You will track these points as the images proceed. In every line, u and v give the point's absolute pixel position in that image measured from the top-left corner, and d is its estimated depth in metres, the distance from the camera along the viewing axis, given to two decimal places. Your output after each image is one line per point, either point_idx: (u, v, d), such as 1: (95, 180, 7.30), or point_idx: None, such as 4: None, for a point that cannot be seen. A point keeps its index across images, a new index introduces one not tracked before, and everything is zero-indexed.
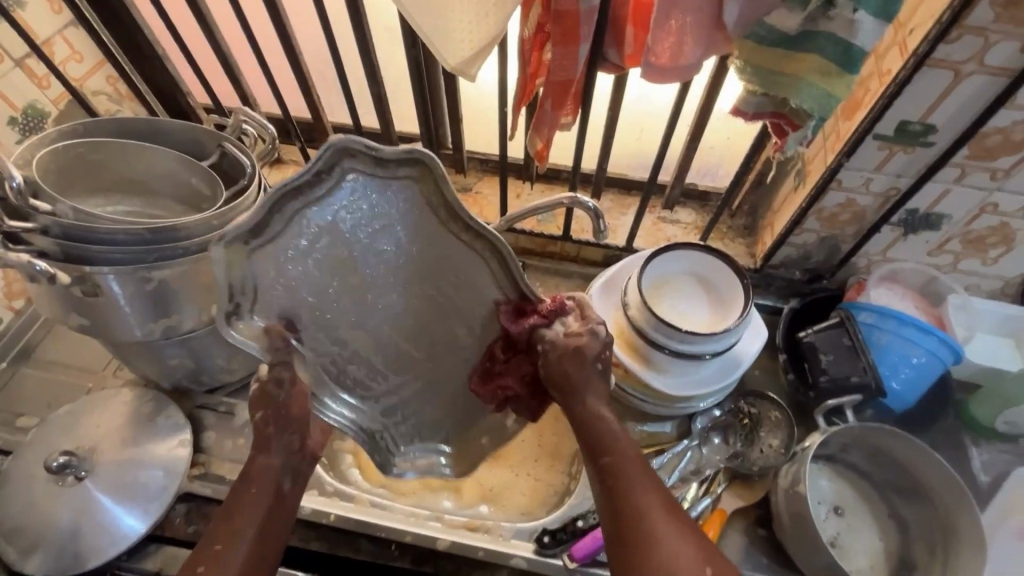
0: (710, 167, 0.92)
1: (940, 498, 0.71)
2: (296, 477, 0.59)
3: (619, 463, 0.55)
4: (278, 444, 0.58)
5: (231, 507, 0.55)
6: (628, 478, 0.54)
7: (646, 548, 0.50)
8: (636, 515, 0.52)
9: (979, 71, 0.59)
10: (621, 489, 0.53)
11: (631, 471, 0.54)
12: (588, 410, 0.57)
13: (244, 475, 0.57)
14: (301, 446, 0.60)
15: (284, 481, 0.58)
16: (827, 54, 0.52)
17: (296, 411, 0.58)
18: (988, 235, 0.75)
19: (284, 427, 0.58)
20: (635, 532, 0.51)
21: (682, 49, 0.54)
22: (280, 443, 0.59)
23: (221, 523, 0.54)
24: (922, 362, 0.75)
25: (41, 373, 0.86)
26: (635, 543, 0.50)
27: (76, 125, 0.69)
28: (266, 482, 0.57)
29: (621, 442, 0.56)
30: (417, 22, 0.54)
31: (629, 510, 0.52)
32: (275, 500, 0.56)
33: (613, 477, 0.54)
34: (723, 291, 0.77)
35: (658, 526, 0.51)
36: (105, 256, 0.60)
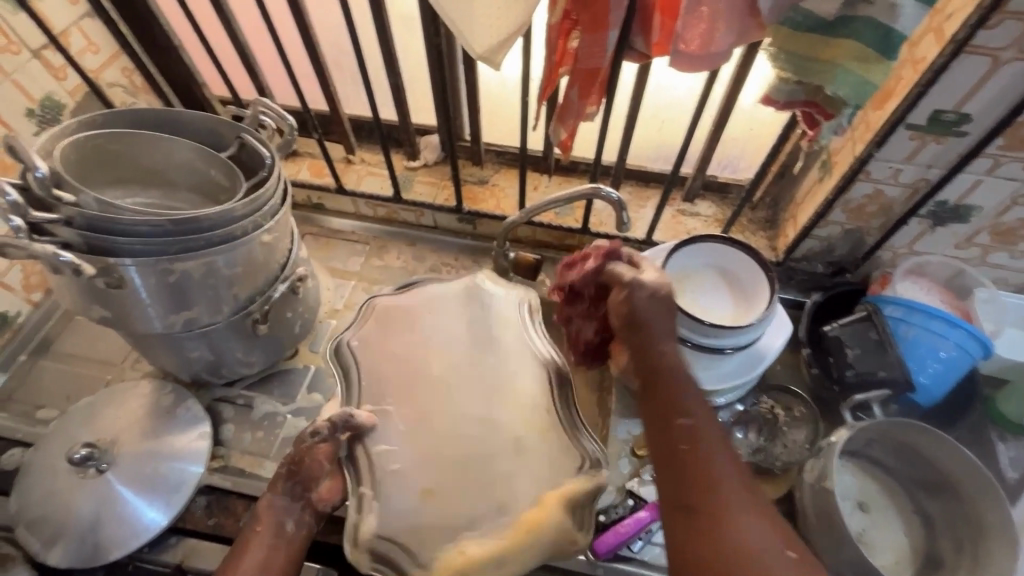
0: (730, 159, 0.90)
1: (968, 494, 0.70)
2: (301, 521, 0.54)
3: (693, 429, 0.49)
4: (284, 487, 0.55)
5: (236, 549, 0.52)
6: (703, 446, 0.48)
7: (719, 521, 0.44)
8: (708, 489, 0.45)
9: (1018, 58, 0.57)
10: (697, 456, 0.47)
11: (708, 437, 0.48)
12: (656, 362, 0.54)
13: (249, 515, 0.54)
14: (307, 494, 0.55)
15: (286, 522, 0.53)
16: (866, 40, 0.51)
17: (307, 461, 0.55)
18: (1018, 227, 0.73)
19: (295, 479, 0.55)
20: (706, 502, 0.45)
21: (714, 36, 0.52)
22: (285, 486, 0.55)
23: (225, 566, 0.51)
24: (951, 356, 0.74)
25: (60, 366, 0.86)
26: (705, 516, 0.44)
27: (96, 115, 0.68)
28: (270, 519, 0.53)
29: (698, 408, 0.50)
30: (443, 7, 0.53)
31: (702, 480, 0.46)
32: (275, 538, 0.52)
33: (686, 441, 0.48)
34: (748, 283, 0.76)
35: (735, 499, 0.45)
36: (127, 247, 0.59)
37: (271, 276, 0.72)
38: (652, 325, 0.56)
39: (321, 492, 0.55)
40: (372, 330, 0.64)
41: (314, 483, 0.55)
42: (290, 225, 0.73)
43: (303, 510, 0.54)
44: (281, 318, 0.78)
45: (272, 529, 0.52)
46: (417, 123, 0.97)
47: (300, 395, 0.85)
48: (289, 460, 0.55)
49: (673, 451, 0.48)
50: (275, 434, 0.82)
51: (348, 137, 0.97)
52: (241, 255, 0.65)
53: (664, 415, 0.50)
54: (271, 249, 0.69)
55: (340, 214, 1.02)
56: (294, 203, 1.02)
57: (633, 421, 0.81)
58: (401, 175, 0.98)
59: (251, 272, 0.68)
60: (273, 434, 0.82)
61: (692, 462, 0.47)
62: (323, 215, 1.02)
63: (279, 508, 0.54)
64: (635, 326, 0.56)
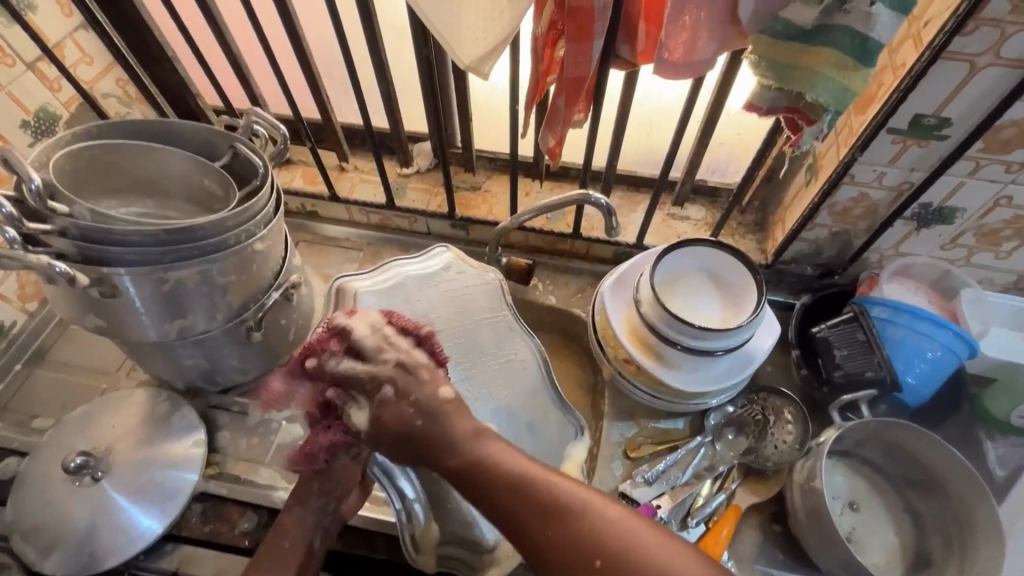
0: (719, 164, 0.91)
1: (957, 492, 0.71)
2: (324, 536, 0.65)
3: (527, 486, 0.48)
4: (315, 505, 0.64)
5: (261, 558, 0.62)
6: (542, 497, 0.47)
7: (548, 518, 0.46)
8: (527, 499, 0.47)
9: (995, 63, 0.58)
10: (509, 488, 0.49)
11: (540, 487, 0.48)
12: (464, 456, 0.52)
13: (279, 527, 0.64)
14: (335, 509, 0.65)
15: (314, 539, 0.64)
16: (843, 48, 0.52)
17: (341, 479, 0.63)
18: (1002, 228, 0.75)
19: (325, 490, 0.64)
20: (534, 514, 0.47)
21: (696, 44, 0.54)
22: (314, 504, 0.64)
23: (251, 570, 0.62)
24: (937, 356, 0.75)
25: (56, 375, 0.87)
26: (538, 517, 0.47)
27: (90, 127, 0.69)
28: (298, 536, 0.63)
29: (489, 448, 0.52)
30: (431, 21, 0.54)
31: (557, 535, 0.45)
32: (303, 558, 0.63)
33: (517, 500, 0.48)
34: (735, 287, 0.78)
35: (594, 522, 0.45)
36: (121, 257, 0.60)
37: (265, 284, 0.72)
38: (413, 421, 0.53)
39: (349, 504, 0.67)
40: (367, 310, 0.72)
41: (343, 498, 0.65)
42: (283, 233, 0.73)
43: (327, 524, 0.65)
44: (275, 324, 0.78)
45: (302, 545, 0.63)
46: (409, 130, 0.98)
47: None
48: (321, 481, 0.63)
49: (512, 514, 0.48)
50: (270, 440, 0.82)
51: (341, 146, 0.98)
52: (232, 265, 0.66)
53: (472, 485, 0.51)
54: (264, 257, 0.70)
55: (334, 221, 1.03)
56: (287, 211, 1.03)
57: (626, 424, 0.82)
58: (395, 182, 0.99)
59: (244, 280, 0.69)
60: (268, 440, 0.82)
61: (550, 518, 0.46)
62: (317, 222, 1.03)
63: (309, 524, 0.64)
64: (424, 448, 0.53)
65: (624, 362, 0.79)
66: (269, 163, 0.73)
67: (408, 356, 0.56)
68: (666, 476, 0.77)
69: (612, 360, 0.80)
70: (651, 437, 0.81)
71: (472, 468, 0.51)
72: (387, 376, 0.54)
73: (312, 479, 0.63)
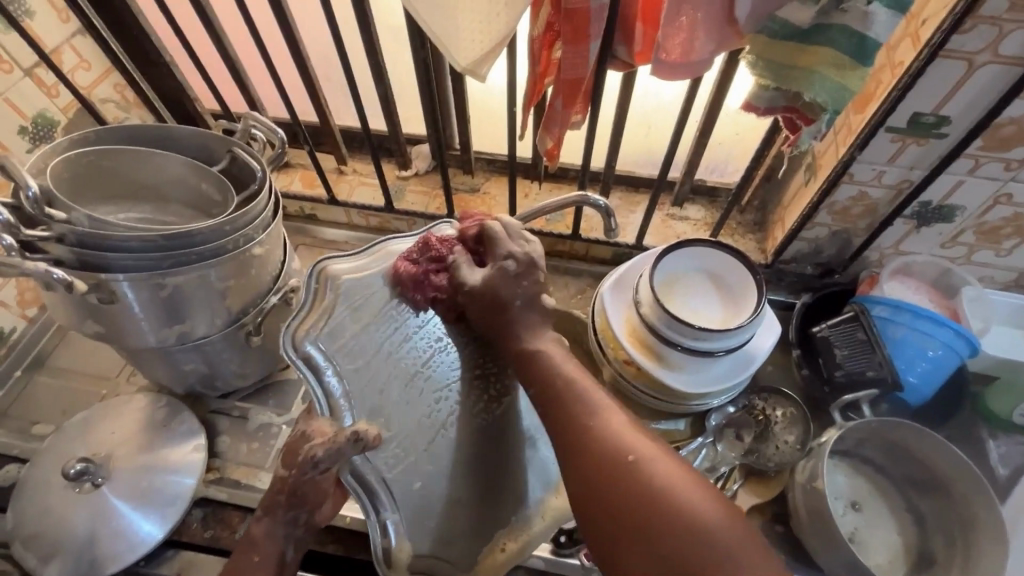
0: (718, 163, 0.91)
1: (960, 492, 0.71)
2: (299, 548, 0.60)
3: (576, 388, 0.50)
4: (284, 517, 0.58)
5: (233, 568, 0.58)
6: (585, 401, 0.49)
7: (586, 416, 0.48)
8: (576, 394, 0.50)
9: (993, 61, 0.58)
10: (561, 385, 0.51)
11: (591, 393, 0.50)
12: (522, 350, 0.54)
13: (248, 540, 0.59)
14: (308, 520, 0.59)
15: (286, 551, 0.59)
16: (840, 47, 0.52)
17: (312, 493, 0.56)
18: (1002, 226, 0.74)
19: (297, 503, 0.57)
20: (574, 409, 0.49)
21: (693, 45, 0.53)
22: (284, 516, 0.58)
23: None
24: (938, 355, 0.74)
25: (55, 381, 0.87)
26: (578, 413, 0.48)
27: (88, 133, 0.69)
28: (269, 549, 0.59)
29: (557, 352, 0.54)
30: (427, 24, 0.53)
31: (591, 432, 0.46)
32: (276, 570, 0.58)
33: (563, 397, 0.50)
34: (736, 287, 0.77)
35: (623, 434, 0.46)
36: (120, 263, 0.60)
37: (264, 289, 0.72)
38: (514, 300, 0.54)
39: (324, 513, 0.60)
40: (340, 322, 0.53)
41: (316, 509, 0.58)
42: (281, 236, 0.73)
43: (300, 536, 0.60)
44: (274, 329, 0.78)
45: (273, 559, 0.59)
46: (407, 133, 0.98)
47: (295, 406, 0.85)
48: (289, 495, 0.56)
49: (554, 402, 0.50)
50: (270, 444, 0.82)
51: (340, 148, 0.98)
52: (231, 269, 0.65)
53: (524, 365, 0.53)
54: (263, 261, 0.70)
55: (332, 224, 1.03)
56: (286, 215, 1.03)
57: None
58: (393, 185, 0.99)
59: (243, 285, 0.69)
60: (268, 444, 0.82)
61: (588, 416, 0.48)
62: (316, 225, 1.03)
63: (280, 535, 0.59)
64: (501, 322, 0.54)
65: (625, 363, 0.79)
66: (267, 167, 0.73)
67: (536, 254, 0.57)
68: None
69: (612, 361, 0.80)
70: None
71: (524, 360, 0.53)
72: (516, 255, 0.56)
73: (279, 493, 0.57)
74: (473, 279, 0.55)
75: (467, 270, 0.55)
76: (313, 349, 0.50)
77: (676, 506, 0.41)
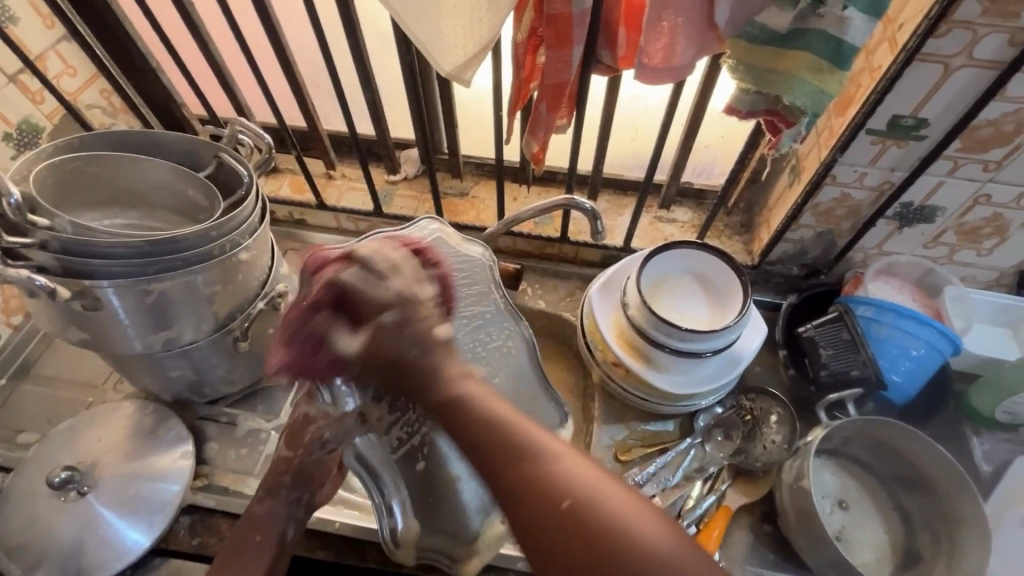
0: (705, 166, 0.92)
1: (944, 488, 0.72)
2: (299, 527, 0.64)
3: (517, 429, 0.41)
4: (286, 496, 0.64)
5: (236, 551, 0.62)
6: (530, 443, 0.40)
7: (516, 455, 0.40)
8: (501, 432, 0.41)
9: (968, 64, 0.59)
10: (483, 422, 0.42)
11: (518, 426, 0.42)
12: (446, 394, 0.45)
13: (249, 520, 0.63)
14: (308, 500, 0.65)
15: (287, 531, 0.63)
16: (818, 51, 0.52)
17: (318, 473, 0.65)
18: (982, 226, 0.76)
19: (301, 482, 0.65)
20: (499, 451, 0.41)
21: (675, 49, 0.54)
22: (286, 495, 0.64)
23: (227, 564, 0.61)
24: (922, 354, 0.75)
25: (41, 389, 0.86)
26: (504, 456, 0.40)
27: (72, 139, 0.69)
28: (270, 530, 0.63)
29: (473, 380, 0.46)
30: (411, 30, 0.54)
31: (522, 475, 0.39)
32: (276, 549, 0.62)
33: (505, 443, 0.41)
34: (722, 288, 0.78)
35: (578, 475, 0.38)
36: (103, 269, 0.60)
37: (251, 294, 0.72)
38: (405, 350, 0.47)
39: (323, 494, 0.66)
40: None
41: (314, 488, 0.65)
42: (268, 241, 0.73)
43: (301, 516, 0.64)
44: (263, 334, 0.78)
45: (274, 538, 0.63)
46: (395, 137, 0.98)
47: (284, 411, 0.85)
48: (293, 473, 0.64)
49: (477, 446, 0.42)
50: (259, 450, 0.82)
51: (328, 153, 0.98)
52: (217, 275, 0.65)
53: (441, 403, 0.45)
54: (250, 267, 0.70)
55: (321, 228, 1.03)
56: (274, 220, 1.03)
57: (616, 427, 0.82)
58: (382, 190, 0.99)
59: (230, 291, 0.69)
60: (257, 451, 0.82)
61: (518, 456, 0.40)
62: (305, 230, 1.03)
63: (283, 516, 0.63)
64: (407, 375, 0.46)
65: (613, 365, 0.79)
66: (254, 172, 0.73)
67: (412, 285, 0.51)
68: (656, 479, 0.77)
69: (601, 363, 0.80)
70: (641, 440, 0.82)
71: (458, 406, 0.44)
72: (389, 300, 0.49)
73: (283, 473, 0.64)
74: (351, 344, 0.50)
75: (338, 332, 0.51)
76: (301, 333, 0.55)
77: (627, 545, 0.35)
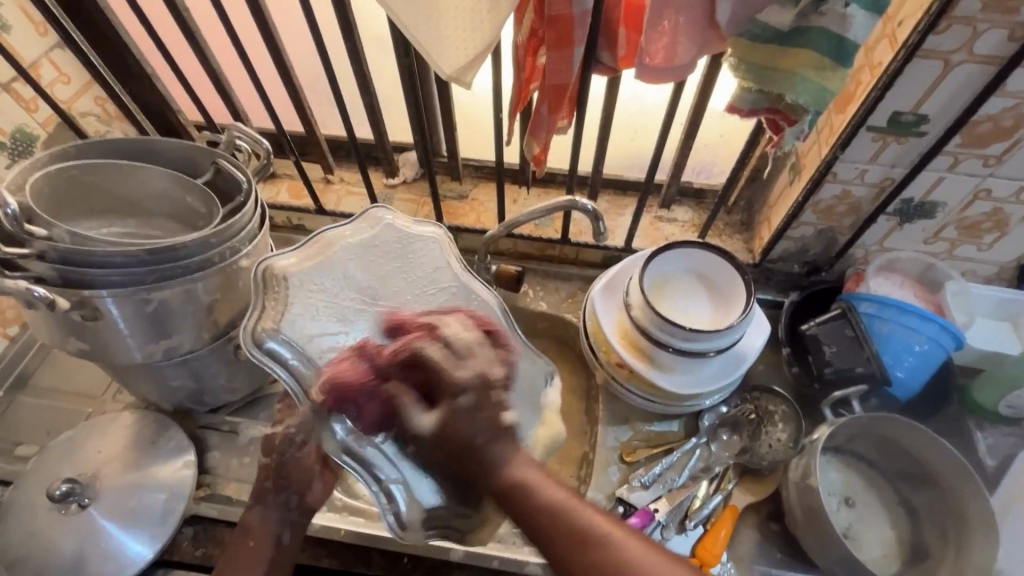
0: (704, 165, 0.92)
1: (949, 483, 0.72)
2: (294, 532, 0.63)
3: (576, 519, 0.44)
4: (276, 501, 0.64)
5: (230, 558, 0.61)
6: (596, 530, 0.44)
7: (584, 543, 0.43)
8: (568, 523, 0.44)
9: (968, 60, 0.59)
10: (549, 515, 0.44)
11: (578, 515, 0.44)
12: (507, 479, 0.45)
13: (242, 528, 0.63)
14: (298, 501, 0.64)
15: (282, 534, 0.63)
16: (821, 49, 0.52)
17: (295, 472, 0.64)
18: (982, 221, 0.76)
19: (283, 485, 0.65)
20: (569, 541, 0.43)
21: (676, 49, 0.54)
22: (277, 499, 0.64)
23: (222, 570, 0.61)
24: (925, 349, 0.75)
25: (40, 401, 0.85)
26: (573, 547, 0.43)
27: (68, 147, 0.68)
28: (264, 534, 0.62)
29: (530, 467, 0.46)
30: (411, 32, 0.53)
31: (591, 565, 0.42)
32: (271, 551, 0.61)
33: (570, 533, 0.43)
34: (725, 288, 0.78)
35: (637, 556, 0.42)
36: (103, 279, 0.59)
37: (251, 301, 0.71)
38: (477, 438, 0.45)
39: (315, 494, 0.65)
40: (294, 313, 0.58)
41: (303, 489, 0.64)
42: (268, 248, 0.72)
43: (295, 519, 0.64)
44: None
45: (270, 541, 0.62)
46: (394, 141, 0.98)
47: None
48: (276, 477, 0.65)
49: (545, 538, 0.44)
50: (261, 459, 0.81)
51: (326, 158, 0.97)
52: (218, 282, 0.65)
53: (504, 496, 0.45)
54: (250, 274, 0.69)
55: None
56: (273, 225, 1.02)
57: (620, 428, 0.82)
58: (381, 193, 0.99)
59: (230, 298, 0.68)
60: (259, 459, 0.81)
61: (583, 545, 0.43)
62: (303, 235, 1.02)
63: (274, 519, 0.63)
64: (473, 459, 0.45)
65: (617, 366, 0.79)
66: (253, 179, 0.72)
67: (488, 365, 0.47)
68: (662, 479, 0.77)
69: (604, 364, 0.80)
70: (645, 440, 0.81)
71: (521, 492, 0.44)
72: (470, 382, 0.46)
73: (266, 477, 0.66)
74: (422, 423, 0.47)
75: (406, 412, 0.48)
76: (272, 345, 0.56)
77: None
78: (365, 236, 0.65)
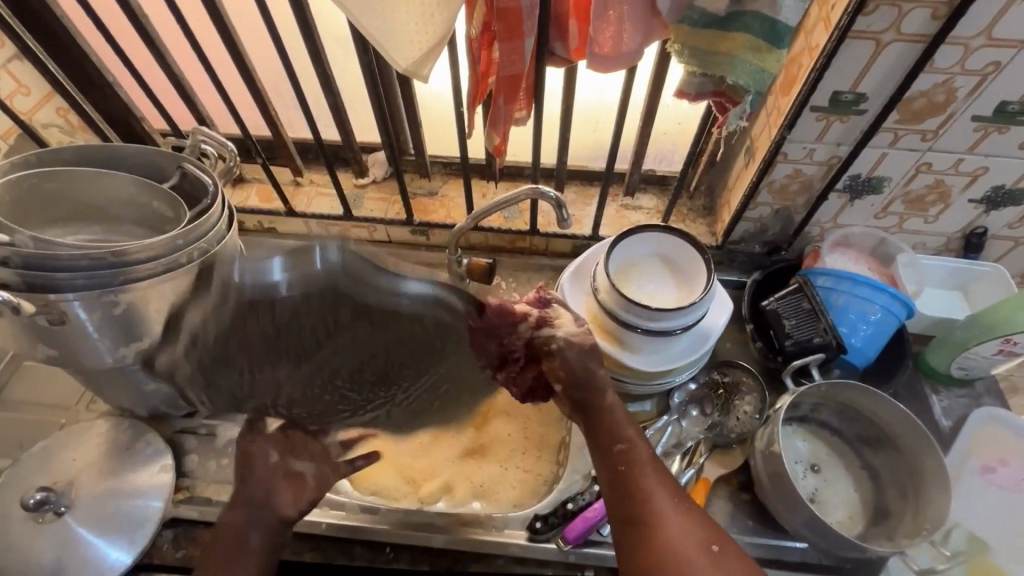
0: (666, 153, 0.95)
1: (905, 443, 0.75)
2: (265, 533, 0.65)
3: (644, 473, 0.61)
4: (248, 502, 0.66)
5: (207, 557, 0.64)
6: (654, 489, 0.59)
7: (643, 487, 0.59)
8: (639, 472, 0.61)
9: (897, 39, 0.63)
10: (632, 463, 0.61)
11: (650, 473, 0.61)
12: (606, 420, 0.64)
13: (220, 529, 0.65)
14: (269, 502, 0.66)
15: (252, 535, 0.64)
16: (755, 32, 0.56)
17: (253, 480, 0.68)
18: (926, 194, 0.80)
19: (253, 488, 0.67)
20: (637, 476, 0.60)
21: (622, 38, 0.56)
22: (249, 499, 0.67)
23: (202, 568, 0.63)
24: (878, 318, 0.78)
25: (11, 415, 0.84)
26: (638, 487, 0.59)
27: (29, 155, 0.69)
28: (234, 535, 0.64)
29: (630, 433, 0.64)
30: (364, 26, 0.54)
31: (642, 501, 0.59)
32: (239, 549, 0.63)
33: (626, 467, 0.61)
34: (687, 268, 0.81)
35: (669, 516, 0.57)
36: (68, 283, 0.59)
37: None
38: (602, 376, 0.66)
39: (284, 497, 0.67)
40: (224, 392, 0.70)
41: (271, 492, 0.67)
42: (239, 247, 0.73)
43: (264, 520, 0.65)
44: None
45: (240, 539, 0.64)
46: (362, 141, 0.99)
47: None
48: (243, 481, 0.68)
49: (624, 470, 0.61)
50: None
51: (294, 161, 0.98)
52: (188, 282, 0.65)
53: (605, 444, 0.63)
54: None
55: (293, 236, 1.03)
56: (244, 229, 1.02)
57: None
58: (351, 194, 0.99)
59: None
60: None
61: (643, 490, 0.59)
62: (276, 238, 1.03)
63: (245, 520, 0.65)
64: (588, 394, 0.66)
65: None
66: (219, 181, 0.72)
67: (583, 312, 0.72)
68: None
69: None
70: None
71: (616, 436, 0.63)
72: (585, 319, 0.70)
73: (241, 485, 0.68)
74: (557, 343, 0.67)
75: (553, 334, 0.67)
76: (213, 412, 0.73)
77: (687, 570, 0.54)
78: (226, 307, 0.65)
